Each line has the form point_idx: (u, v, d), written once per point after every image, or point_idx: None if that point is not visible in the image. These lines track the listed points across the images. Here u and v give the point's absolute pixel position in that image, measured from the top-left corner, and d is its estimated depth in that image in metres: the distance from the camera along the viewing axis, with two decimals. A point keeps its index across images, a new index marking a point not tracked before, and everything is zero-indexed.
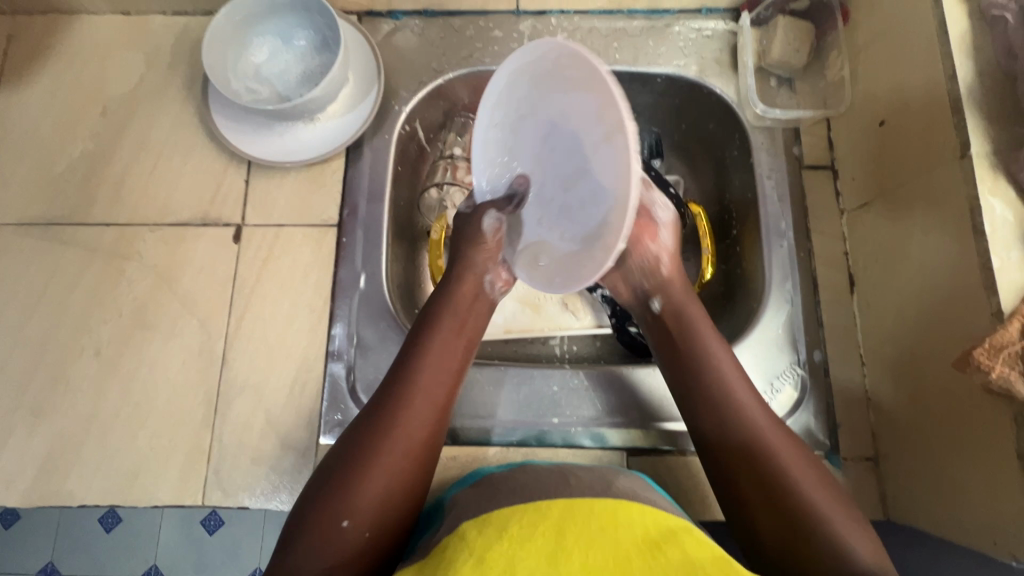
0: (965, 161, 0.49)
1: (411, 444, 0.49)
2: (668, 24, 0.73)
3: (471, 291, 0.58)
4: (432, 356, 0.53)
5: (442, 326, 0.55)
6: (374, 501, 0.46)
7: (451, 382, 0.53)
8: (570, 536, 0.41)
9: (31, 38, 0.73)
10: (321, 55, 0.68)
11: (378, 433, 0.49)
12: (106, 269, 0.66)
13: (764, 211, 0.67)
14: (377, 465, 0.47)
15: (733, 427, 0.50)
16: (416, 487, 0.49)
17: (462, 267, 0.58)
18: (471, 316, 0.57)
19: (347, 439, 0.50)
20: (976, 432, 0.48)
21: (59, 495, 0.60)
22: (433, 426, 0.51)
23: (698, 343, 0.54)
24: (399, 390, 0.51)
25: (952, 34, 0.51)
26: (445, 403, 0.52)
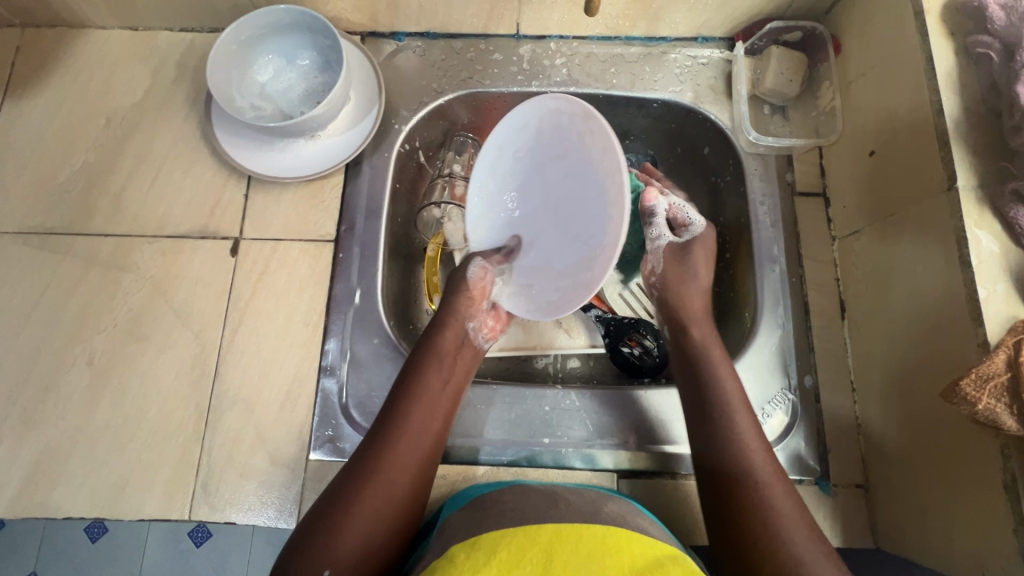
0: (952, 194, 0.50)
1: (398, 495, 0.50)
2: (665, 51, 0.74)
3: (455, 341, 0.60)
4: (418, 405, 0.55)
5: (425, 372, 0.57)
6: (358, 553, 0.47)
7: (435, 430, 0.55)
8: (558, 563, 0.41)
9: (39, 51, 0.74)
10: (324, 75, 0.69)
11: (364, 484, 0.50)
12: (102, 279, 0.66)
13: (757, 236, 0.68)
14: (362, 513, 0.48)
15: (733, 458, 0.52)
16: (403, 527, 0.50)
17: (447, 312, 0.61)
18: (456, 368, 0.59)
19: (336, 485, 0.51)
20: (960, 462, 0.49)
21: (45, 507, 0.59)
22: (416, 478, 0.52)
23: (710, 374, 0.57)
24: (383, 441, 0.52)
25: (940, 70, 0.53)
26: (429, 454, 0.54)
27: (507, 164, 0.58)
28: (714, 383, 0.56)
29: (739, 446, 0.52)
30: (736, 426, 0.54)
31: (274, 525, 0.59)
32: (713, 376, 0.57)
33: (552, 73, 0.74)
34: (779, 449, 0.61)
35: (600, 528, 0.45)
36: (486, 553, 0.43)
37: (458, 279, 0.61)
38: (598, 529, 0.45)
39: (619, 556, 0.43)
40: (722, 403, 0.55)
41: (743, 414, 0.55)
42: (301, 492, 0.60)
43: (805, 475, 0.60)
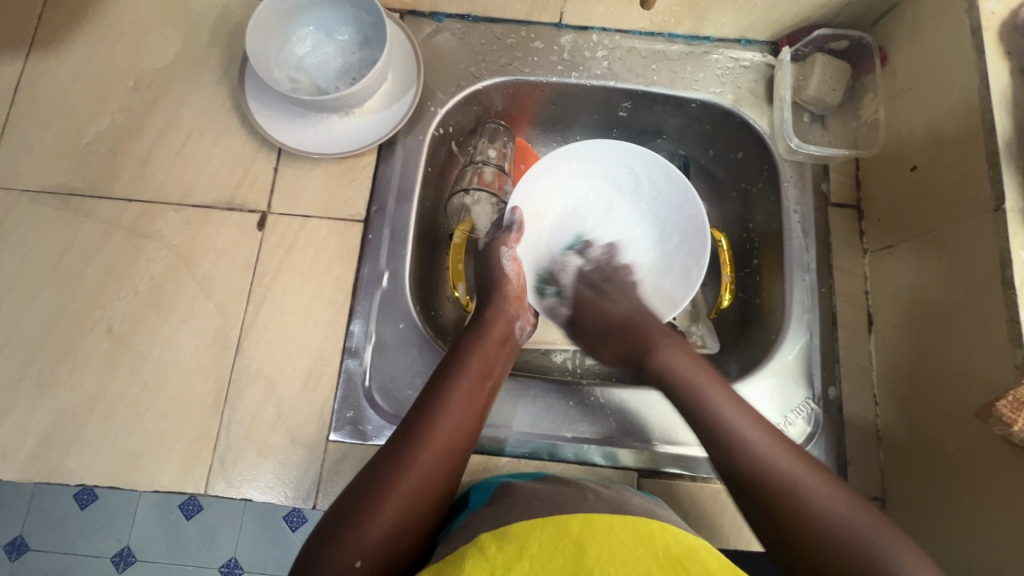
0: (998, 215, 0.50)
1: (430, 480, 0.49)
2: (707, 51, 0.73)
3: (501, 336, 0.60)
4: (460, 393, 0.54)
5: (470, 361, 0.56)
6: (386, 537, 0.45)
7: (474, 418, 0.54)
8: (592, 555, 0.41)
9: (67, 5, 0.72)
10: (362, 52, 0.68)
11: (399, 466, 0.48)
12: (125, 245, 0.65)
13: (788, 244, 0.68)
14: (394, 496, 0.47)
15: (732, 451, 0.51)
16: (432, 515, 0.49)
17: (497, 307, 0.62)
18: (499, 362, 0.58)
19: (372, 464, 0.50)
20: (991, 482, 0.49)
21: (58, 472, 0.58)
22: (450, 467, 0.51)
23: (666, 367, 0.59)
24: (423, 421, 0.51)
25: (993, 89, 0.52)
26: (464, 445, 0.52)
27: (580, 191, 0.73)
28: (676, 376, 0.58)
29: (742, 448, 0.51)
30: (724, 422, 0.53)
31: (290, 504, 0.58)
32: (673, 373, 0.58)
33: (593, 65, 0.73)
34: None
35: (631, 518, 0.45)
36: (518, 543, 0.42)
37: (491, 258, 0.65)
38: (629, 520, 0.45)
39: (652, 545, 0.43)
40: (706, 409, 0.54)
41: (721, 400, 0.55)
42: (320, 472, 0.59)
43: None
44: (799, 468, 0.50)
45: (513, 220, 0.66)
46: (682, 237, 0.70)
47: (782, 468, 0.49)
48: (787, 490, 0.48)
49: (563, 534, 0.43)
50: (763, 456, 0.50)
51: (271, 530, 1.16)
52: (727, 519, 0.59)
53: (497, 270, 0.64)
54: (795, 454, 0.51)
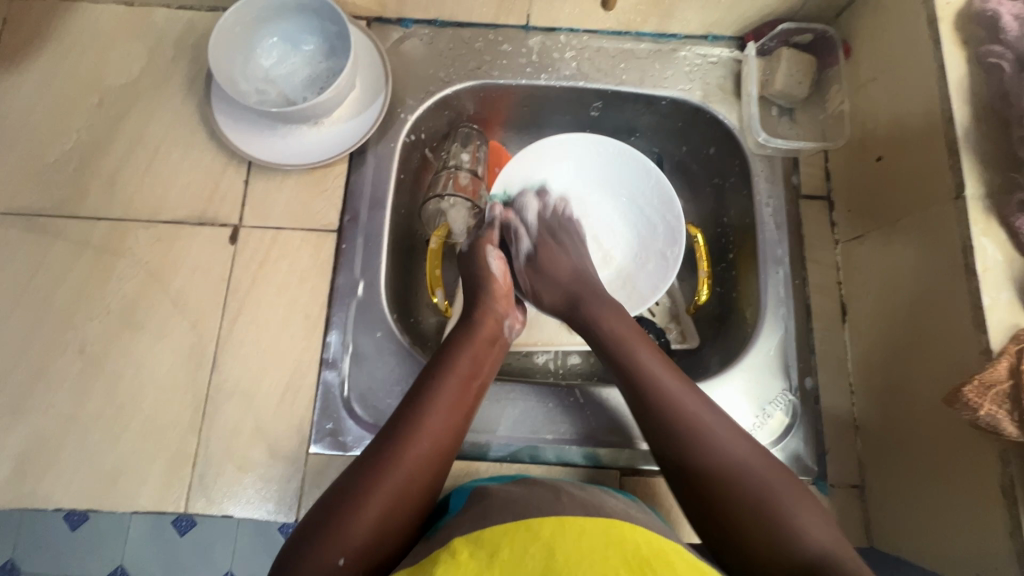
0: (959, 202, 0.51)
1: (416, 478, 0.48)
2: (675, 49, 0.74)
3: (491, 332, 0.60)
4: (448, 390, 0.54)
5: (459, 359, 0.56)
6: (370, 536, 0.45)
7: (462, 415, 0.54)
8: (561, 556, 0.41)
9: (28, 24, 0.71)
10: (329, 61, 0.67)
11: (387, 465, 0.48)
12: (95, 264, 0.64)
13: (761, 237, 0.69)
14: (382, 494, 0.46)
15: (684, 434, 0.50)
16: (417, 515, 0.48)
17: (486, 304, 0.62)
18: (488, 358, 0.59)
19: (359, 463, 0.49)
20: (962, 466, 0.49)
21: (34, 498, 0.58)
22: (438, 465, 0.50)
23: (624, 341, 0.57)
24: (412, 417, 0.51)
25: (951, 78, 0.53)
26: (452, 444, 0.52)
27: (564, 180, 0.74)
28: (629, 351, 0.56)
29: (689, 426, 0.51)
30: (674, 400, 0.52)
31: (272, 518, 0.58)
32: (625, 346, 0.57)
33: (562, 66, 0.73)
34: (778, 449, 0.62)
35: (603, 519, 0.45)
36: (490, 550, 0.42)
37: (475, 254, 0.65)
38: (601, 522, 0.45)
39: (622, 548, 0.42)
40: (653, 384, 0.53)
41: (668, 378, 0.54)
42: (302, 485, 0.59)
43: (803, 475, 0.61)
44: (735, 444, 0.49)
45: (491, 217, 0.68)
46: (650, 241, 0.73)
47: (714, 446, 0.49)
48: (716, 471, 0.48)
49: (534, 538, 0.43)
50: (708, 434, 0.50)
51: None
52: None
53: (481, 268, 0.64)
54: (732, 431, 0.50)
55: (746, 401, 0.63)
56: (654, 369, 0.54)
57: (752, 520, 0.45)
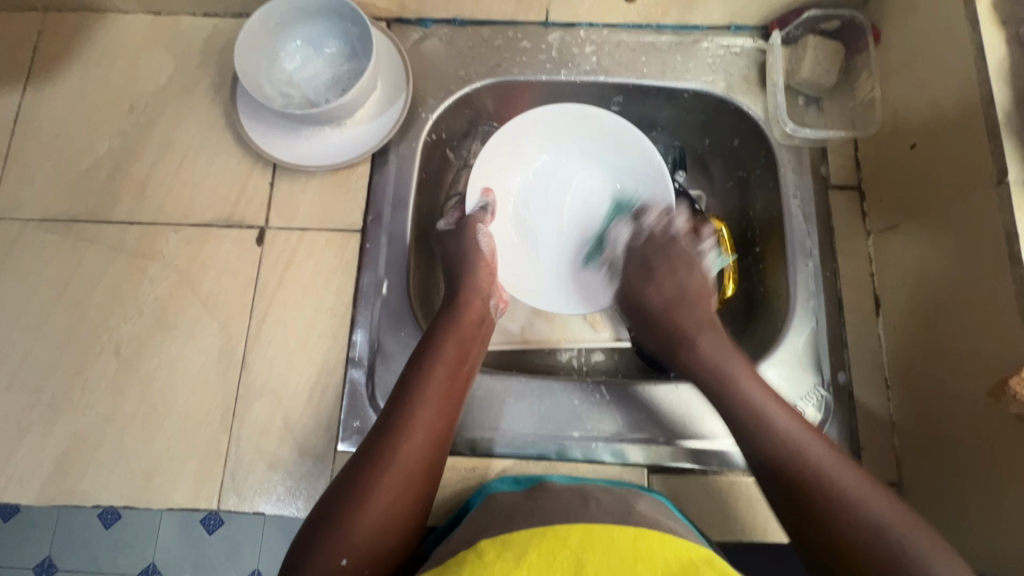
0: (1001, 188, 0.49)
1: (413, 469, 0.50)
2: (697, 40, 0.73)
3: (476, 318, 0.61)
4: (436, 379, 0.54)
5: (445, 346, 0.57)
6: (374, 532, 0.46)
7: (451, 401, 0.55)
8: (589, 568, 0.40)
9: (62, 36, 0.73)
10: (351, 62, 0.68)
11: (380, 458, 0.49)
12: (128, 267, 0.66)
13: (790, 229, 0.67)
14: (381, 489, 0.48)
15: (762, 436, 0.51)
16: (419, 506, 0.50)
17: (468, 288, 0.63)
18: (474, 342, 0.60)
19: (355, 460, 0.50)
20: (1007, 463, 0.48)
21: (73, 495, 0.59)
22: (432, 453, 0.51)
23: (697, 349, 0.60)
24: (400, 411, 0.52)
25: (990, 60, 0.51)
26: (445, 430, 0.53)
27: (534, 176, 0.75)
28: (699, 351, 0.60)
29: (765, 426, 0.52)
30: (747, 394, 0.54)
31: (302, 516, 0.59)
32: (692, 348, 0.60)
33: (582, 62, 0.73)
34: None
35: (634, 529, 0.45)
36: (516, 553, 0.42)
37: (465, 235, 0.65)
38: (630, 532, 0.44)
39: (652, 561, 0.42)
40: (726, 383, 0.56)
41: (745, 376, 0.56)
42: (329, 483, 0.59)
43: None
44: (816, 447, 0.50)
45: (484, 203, 0.69)
46: (637, 164, 0.72)
47: (781, 431, 0.51)
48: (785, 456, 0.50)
49: (563, 544, 0.42)
50: (789, 434, 0.51)
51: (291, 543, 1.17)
52: (740, 512, 0.59)
53: (469, 247, 0.65)
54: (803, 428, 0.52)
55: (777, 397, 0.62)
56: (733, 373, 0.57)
57: (861, 539, 0.44)
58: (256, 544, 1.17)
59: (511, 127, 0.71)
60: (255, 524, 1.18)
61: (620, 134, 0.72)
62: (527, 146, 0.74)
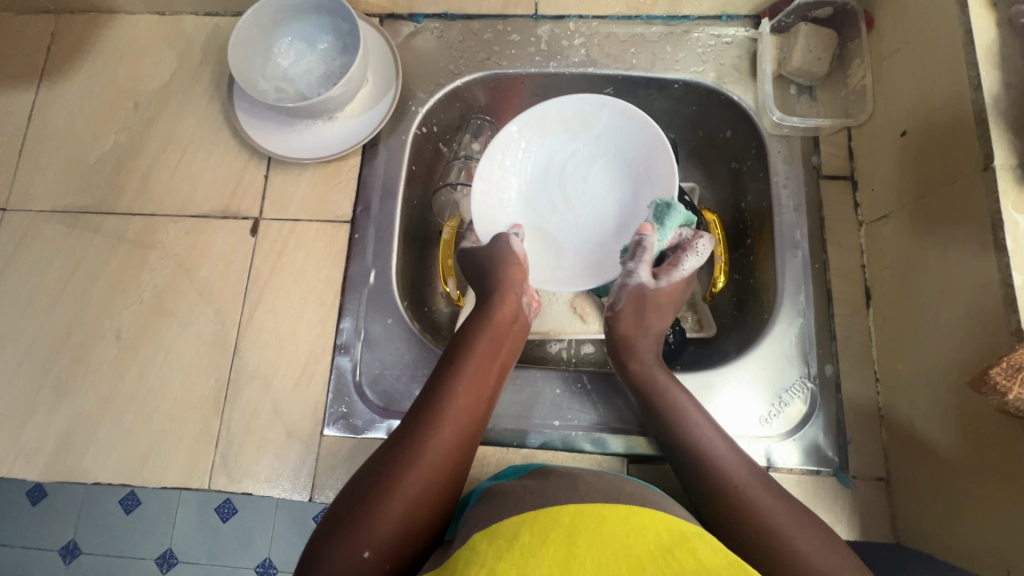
0: (988, 174, 0.47)
1: (443, 462, 0.49)
2: (687, 30, 0.72)
3: (509, 314, 0.61)
4: (467, 373, 0.55)
5: (477, 341, 0.58)
6: (401, 525, 0.45)
7: (483, 396, 0.55)
8: (583, 543, 0.38)
9: (72, 36, 0.77)
10: (342, 57, 0.70)
11: (410, 449, 0.49)
12: (130, 256, 0.69)
13: (778, 220, 0.66)
14: (409, 481, 0.47)
15: (690, 458, 0.53)
16: (447, 500, 0.49)
17: (503, 282, 0.62)
18: (507, 340, 0.60)
19: (382, 451, 0.50)
20: (992, 455, 0.46)
21: (75, 472, 0.62)
22: (461, 446, 0.51)
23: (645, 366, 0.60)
24: (434, 406, 0.52)
25: (978, 42, 0.50)
26: (474, 426, 0.53)
27: (535, 177, 0.70)
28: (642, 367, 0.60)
29: (698, 449, 0.53)
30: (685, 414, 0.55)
31: (288, 497, 0.60)
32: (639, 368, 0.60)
33: (571, 54, 0.73)
34: (795, 438, 0.60)
35: (623, 508, 0.42)
36: (507, 540, 0.39)
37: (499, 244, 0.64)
38: (620, 509, 0.42)
39: (644, 535, 0.39)
40: (673, 406, 0.56)
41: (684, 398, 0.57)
42: (315, 466, 0.61)
43: (822, 467, 0.59)
44: (737, 466, 0.51)
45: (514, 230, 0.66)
46: (617, 131, 0.67)
47: (728, 468, 0.51)
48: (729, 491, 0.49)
49: (554, 524, 0.40)
50: (713, 454, 0.52)
51: (299, 531, 1.20)
52: None
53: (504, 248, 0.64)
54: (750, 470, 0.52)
55: (760, 389, 0.61)
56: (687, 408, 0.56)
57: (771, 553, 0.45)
58: (265, 532, 1.21)
59: (500, 139, 0.66)
60: (265, 511, 1.21)
61: (591, 113, 0.67)
62: (514, 157, 0.69)
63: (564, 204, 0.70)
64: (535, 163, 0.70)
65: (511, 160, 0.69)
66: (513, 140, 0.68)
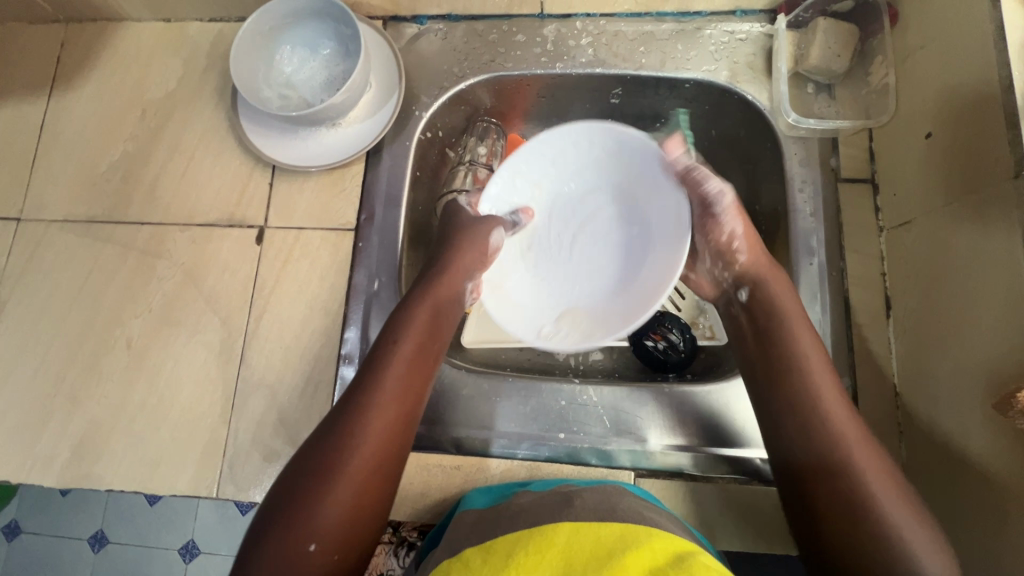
0: (1019, 182, 0.44)
1: (375, 453, 0.48)
2: (700, 27, 0.69)
3: (445, 297, 0.58)
4: (400, 360, 0.53)
5: (413, 325, 0.55)
6: (339, 518, 0.46)
7: (418, 382, 0.53)
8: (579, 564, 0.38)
9: (81, 45, 0.77)
10: (344, 62, 0.68)
11: (341, 440, 0.48)
12: (140, 265, 0.69)
13: (794, 226, 0.64)
14: (344, 474, 0.46)
15: (805, 422, 0.50)
16: (387, 492, 0.49)
17: (441, 269, 0.59)
18: (441, 320, 0.57)
19: (315, 440, 0.49)
20: (1015, 483, 0.44)
21: (89, 478, 0.64)
22: (394, 437, 0.50)
23: (778, 317, 0.55)
24: (365, 393, 0.50)
25: (1010, 40, 0.47)
26: (409, 414, 0.52)
27: (569, 204, 0.68)
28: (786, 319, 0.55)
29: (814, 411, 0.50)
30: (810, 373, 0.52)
31: None
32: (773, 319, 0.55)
33: (578, 54, 0.71)
34: None
35: (616, 530, 0.41)
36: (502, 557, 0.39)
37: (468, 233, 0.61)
38: (611, 529, 0.41)
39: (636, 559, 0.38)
40: (802, 365, 0.52)
41: (809, 343, 0.54)
42: None
43: None
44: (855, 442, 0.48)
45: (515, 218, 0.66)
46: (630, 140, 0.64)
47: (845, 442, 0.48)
48: (880, 533, 0.44)
49: (550, 544, 0.40)
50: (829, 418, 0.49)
51: None
52: (726, 521, 0.57)
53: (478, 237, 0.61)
54: (884, 469, 0.47)
55: None
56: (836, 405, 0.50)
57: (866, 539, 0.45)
58: None
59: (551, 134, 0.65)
60: None
61: (625, 157, 0.65)
62: (558, 165, 0.67)
63: (574, 227, 0.68)
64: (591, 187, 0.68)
65: (555, 164, 0.67)
66: (561, 148, 0.66)
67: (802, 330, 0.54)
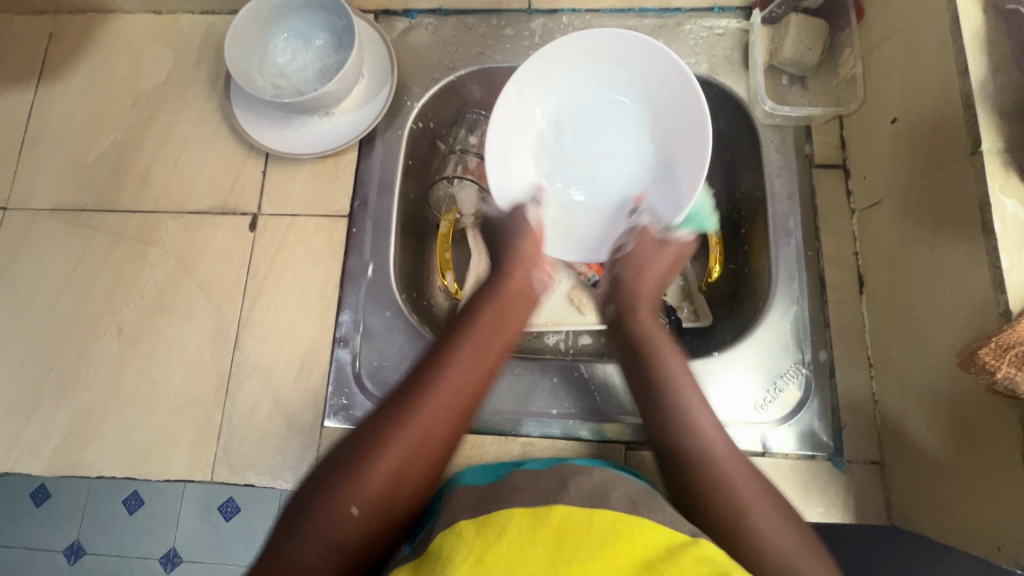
0: (976, 158, 0.48)
1: (433, 432, 0.48)
2: (680, 23, 0.73)
3: (519, 287, 0.60)
4: (473, 344, 0.53)
5: (483, 311, 0.56)
6: (385, 488, 0.45)
7: (487, 367, 0.52)
8: (567, 555, 0.38)
9: (70, 36, 0.77)
10: (337, 53, 0.70)
11: (401, 413, 0.48)
12: (131, 253, 0.69)
13: (772, 209, 0.67)
14: (397, 445, 0.46)
15: (687, 441, 0.49)
16: (432, 474, 0.48)
17: (513, 255, 0.61)
18: (517, 309, 0.58)
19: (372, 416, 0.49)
20: (982, 442, 0.47)
21: (79, 466, 0.63)
22: (454, 421, 0.49)
23: (642, 325, 0.57)
24: (430, 370, 0.51)
25: (965, 29, 0.50)
26: (470, 402, 0.51)
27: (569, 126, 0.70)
28: (631, 326, 0.57)
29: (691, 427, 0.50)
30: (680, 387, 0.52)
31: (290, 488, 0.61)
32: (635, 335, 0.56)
33: None
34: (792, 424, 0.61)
35: (612, 513, 0.42)
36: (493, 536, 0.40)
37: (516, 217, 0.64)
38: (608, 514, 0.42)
39: (630, 549, 0.39)
40: (654, 368, 0.53)
41: (674, 357, 0.54)
42: (316, 458, 0.62)
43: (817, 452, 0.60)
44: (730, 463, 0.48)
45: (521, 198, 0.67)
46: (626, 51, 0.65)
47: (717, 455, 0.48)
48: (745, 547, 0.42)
49: (539, 526, 0.40)
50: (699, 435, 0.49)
51: None
52: None
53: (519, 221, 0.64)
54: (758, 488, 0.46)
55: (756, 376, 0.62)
56: (699, 424, 0.50)
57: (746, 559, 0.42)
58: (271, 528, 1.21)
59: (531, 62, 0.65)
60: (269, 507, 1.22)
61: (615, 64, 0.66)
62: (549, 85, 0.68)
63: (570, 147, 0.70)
64: (614, 90, 0.68)
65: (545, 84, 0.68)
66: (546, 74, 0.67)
67: (666, 345, 0.55)
